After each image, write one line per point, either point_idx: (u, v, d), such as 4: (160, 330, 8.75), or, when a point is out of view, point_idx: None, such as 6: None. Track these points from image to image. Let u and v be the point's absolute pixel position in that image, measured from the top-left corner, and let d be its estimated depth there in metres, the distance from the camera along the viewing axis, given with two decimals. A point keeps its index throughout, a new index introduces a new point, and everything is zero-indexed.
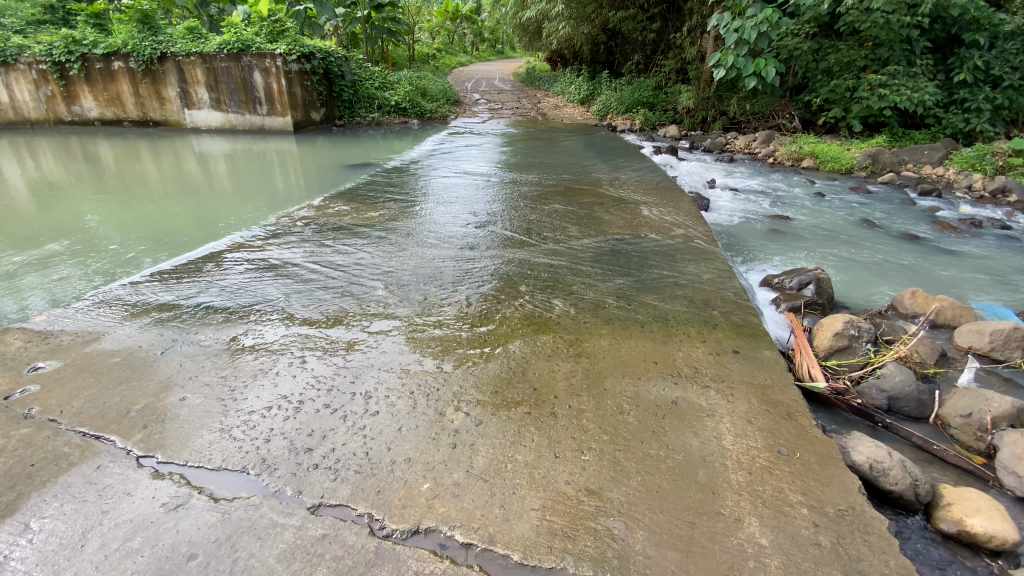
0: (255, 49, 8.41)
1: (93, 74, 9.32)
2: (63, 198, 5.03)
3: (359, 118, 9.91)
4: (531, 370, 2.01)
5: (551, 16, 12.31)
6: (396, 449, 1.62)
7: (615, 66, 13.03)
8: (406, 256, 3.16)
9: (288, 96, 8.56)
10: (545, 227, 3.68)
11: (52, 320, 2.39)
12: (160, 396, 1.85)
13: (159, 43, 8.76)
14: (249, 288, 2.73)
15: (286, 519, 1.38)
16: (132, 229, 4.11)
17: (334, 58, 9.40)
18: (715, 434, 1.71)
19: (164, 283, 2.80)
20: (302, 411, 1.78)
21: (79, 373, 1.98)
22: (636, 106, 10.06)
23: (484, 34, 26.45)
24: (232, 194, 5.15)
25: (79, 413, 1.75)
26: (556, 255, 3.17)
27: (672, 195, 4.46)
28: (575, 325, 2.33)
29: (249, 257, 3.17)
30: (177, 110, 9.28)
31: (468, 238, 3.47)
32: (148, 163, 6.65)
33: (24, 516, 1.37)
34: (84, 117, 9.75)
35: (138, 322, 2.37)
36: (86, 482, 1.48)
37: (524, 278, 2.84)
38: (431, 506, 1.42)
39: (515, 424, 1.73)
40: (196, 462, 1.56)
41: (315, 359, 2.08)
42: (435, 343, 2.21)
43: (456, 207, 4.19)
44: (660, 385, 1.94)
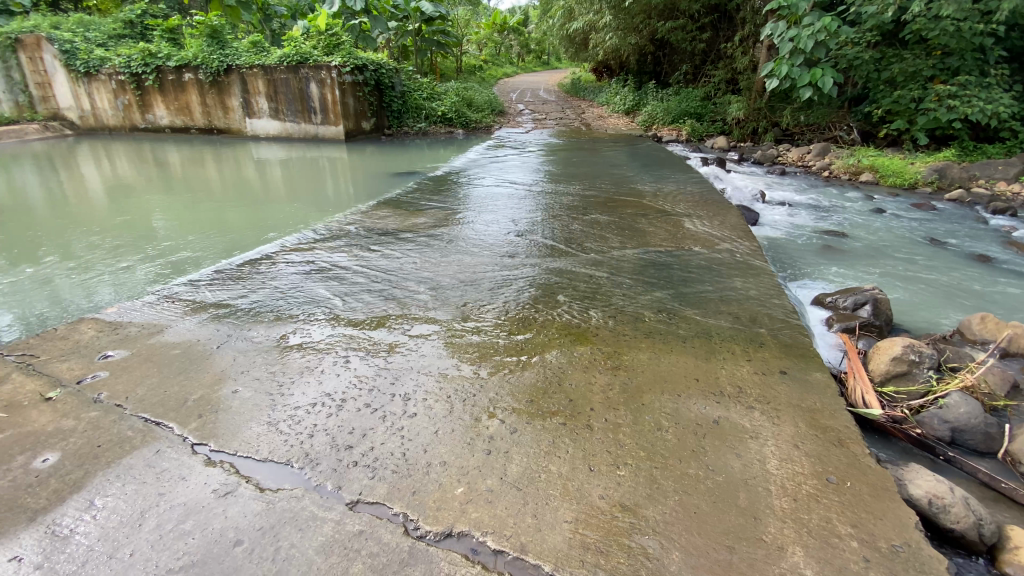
0: (312, 62, 8.78)
1: (166, 85, 10.05)
2: (134, 201, 5.39)
3: (408, 127, 10.24)
4: (567, 380, 2.00)
5: (598, 27, 12.34)
6: (432, 451, 1.65)
7: (662, 77, 12.89)
8: (447, 263, 3.21)
9: (342, 106, 8.96)
10: (584, 237, 3.66)
11: (122, 311, 2.58)
12: (215, 387, 1.96)
13: (225, 56, 9.34)
14: (299, 289, 2.85)
15: (326, 513, 1.42)
16: (193, 231, 4.35)
17: (386, 70, 9.76)
18: (758, 457, 1.65)
19: (219, 283, 2.95)
20: (345, 409, 1.85)
21: (144, 362, 2.12)
22: (683, 116, 9.90)
23: (530, 46, 26.89)
24: (284, 199, 5.40)
25: (143, 400, 1.87)
26: (598, 265, 3.15)
27: (720, 208, 4.36)
28: (614, 338, 2.30)
29: (300, 259, 3.31)
30: (239, 118, 9.85)
31: (509, 246, 3.50)
32: (210, 169, 7.05)
33: (89, 494, 1.47)
34: (155, 124, 10.51)
35: (197, 318, 2.52)
36: (146, 465, 1.58)
37: (563, 287, 2.84)
38: (465, 511, 1.43)
39: (550, 434, 1.73)
40: (244, 452, 1.64)
41: (358, 360, 2.15)
42: (472, 349, 2.23)
43: (497, 216, 4.22)
44: (701, 403, 1.89)
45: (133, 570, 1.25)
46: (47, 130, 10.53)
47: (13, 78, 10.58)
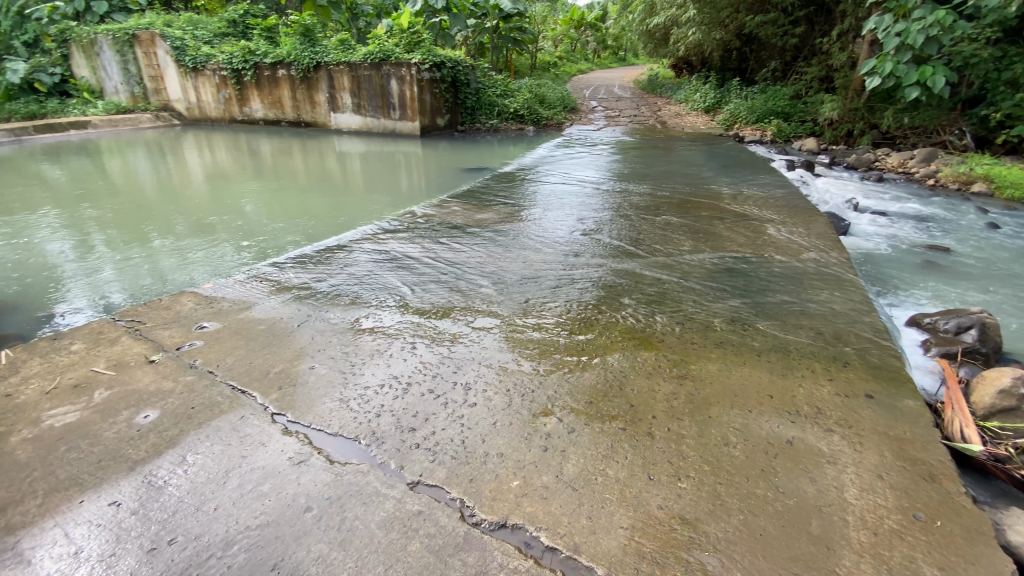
0: (394, 59, 9.13)
1: (262, 80, 10.83)
2: (229, 187, 5.88)
3: (480, 124, 10.43)
4: (629, 385, 1.95)
5: (680, 23, 11.92)
6: (490, 441, 1.68)
7: (747, 73, 12.22)
8: (512, 259, 3.24)
9: (418, 102, 9.28)
10: (654, 239, 3.56)
11: (217, 287, 2.83)
12: (295, 362, 2.10)
13: (315, 53, 9.93)
14: (371, 276, 2.99)
15: (388, 491, 1.48)
16: (278, 217, 4.68)
17: (462, 67, 9.97)
18: (835, 484, 1.53)
19: (301, 266, 3.15)
20: (410, 393, 1.92)
21: (234, 335, 2.31)
22: (768, 115, 9.34)
23: (608, 42, 26.46)
24: (361, 191, 5.67)
25: (232, 369, 2.04)
26: (668, 269, 3.05)
27: (805, 214, 4.07)
28: (681, 345, 2.22)
29: (374, 248, 3.47)
30: (324, 113, 10.46)
31: (575, 245, 3.47)
32: (297, 160, 7.54)
33: (182, 449, 1.62)
34: (251, 117, 11.39)
35: (281, 297, 2.71)
36: (232, 428, 1.72)
37: (629, 289, 2.77)
38: (519, 503, 1.45)
39: (609, 438, 1.69)
40: (317, 426, 1.74)
41: (423, 347, 2.23)
42: (533, 345, 2.24)
43: (564, 214, 4.19)
44: (773, 421, 1.78)
45: (216, 522, 1.37)
46: (158, 120, 11.74)
47: (133, 71, 11.90)
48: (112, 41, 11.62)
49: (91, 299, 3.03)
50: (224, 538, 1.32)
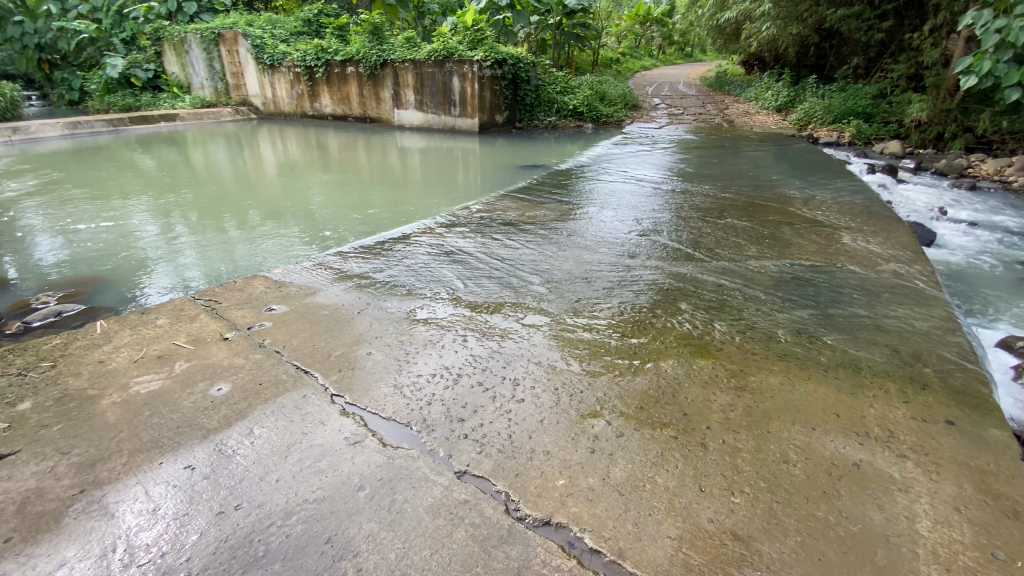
0: (457, 56, 9.28)
1: (332, 77, 11.33)
2: (299, 179, 6.21)
3: (538, 121, 10.45)
4: (683, 393, 1.89)
5: (754, 17, 11.38)
6: (537, 438, 1.68)
7: (825, 70, 11.49)
8: (566, 257, 3.22)
9: (478, 99, 9.41)
10: (715, 242, 3.43)
11: (286, 273, 3.00)
12: (353, 347, 2.19)
13: (382, 51, 10.27)
14: (427, 269, 3.07)
15: (437, 478, 1.52)
16: (342, 209, 4.89)
17: (524, 64, 10.00)
18: (906, 514, 1.42)
19: (362, 256, 3.28)
20: (460, 384, 1.96)
21: (299, 318, 2.44)
22: (846, 116, 8.75)
23: (674, 37, 25.69)
24: (420, 186, 5.82)
25: (296, 350, 2.16)
26: (728, 275, 2.94)
27: (885, 223, 3.79)
28: (740, 355, 2.13)
29: (430, 242, 3.55)
30: (389, 109, 10.80)
31: (630, 246, 3.40)
32: (361, 154, 7.85)
33: (250, 423, 1.73)
34: (320, 112, 11.95)
35: (342, 285, 2.83)
36: (295, 405, 1.82)
37: (686, 294, 2.69)
38: (564, 503, 1.44)
39: (659, 445, 1.65)
40: (372, 409, 1.81)
41: (474, 340, 2.26)
42: (584, 346, 2.22)
43: (620, 214, 4.12)
44: (838, 441, 1.67)
45: (278, 492, 1.45)
46: (237, 114, 12.56)
47: (217, 68, 12.79)
48: (200, 40, 12.53)
49: (173, 280, 3.29)
50: (284, 508, 1.40)
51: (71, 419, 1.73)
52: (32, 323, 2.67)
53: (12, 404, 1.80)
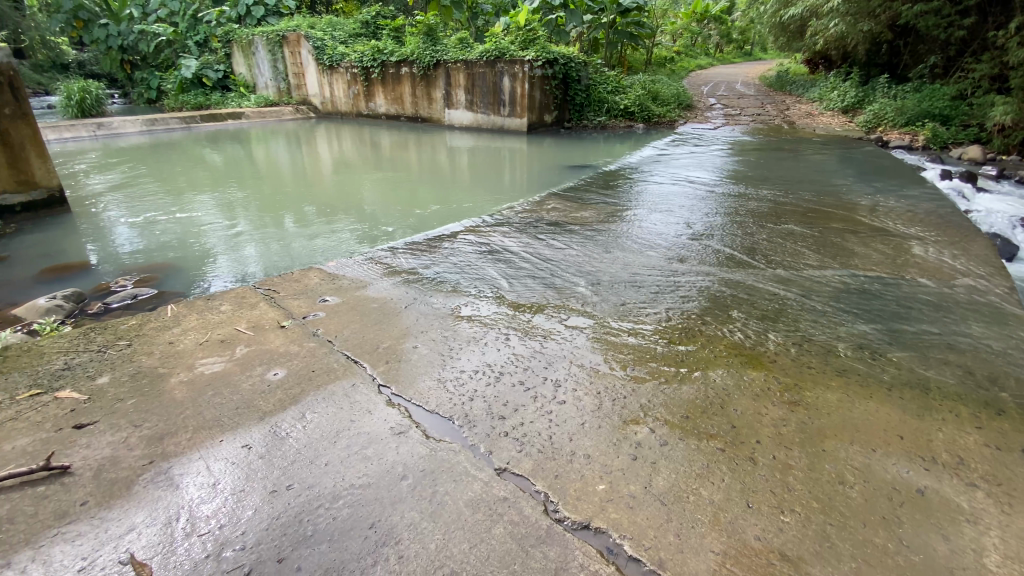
0: (508, 56, 9.32)
1: (387, 77, 11.64)
2: (352, 176, 6.42)
3: (587, 121, 10.41)
4: (731, 405, 1.83)
5: (821, 13, 10.83)
6: (577, 441, 1.67)
7: (898, 69, 10.79)
8: (612, 260, 3.18)
9: (528, 99, 9.43)
10: (770, 249, 3.29)
11: (339, 266, 3.12)
12: (400, 340, 2.25)
13: (436, 52, 10.46)
14: (473, 267, 3.11)
15: (477, 473, 1.54)
16: (391, 206, 5.02)
17: (575, 64, 9.94)
18: (976, 548, 1.31)
19: (411, 253, 3.36)
20: (502, 382, 1.97)
21: (350, 310, 2.53)
22: (920, 118, 8.19)
23: (732, 35, 24.84)
24: (467, 185, 5.90)
25: (347, 340, 2.24)
26: (783, 283, 2.81)
27: (961, 233, 3.52)
28: (794, 368, 2.04)
29: (477, 240, 3.59)
30: (440, 108, 11.00)
31: (679, 250, 3.31)
32: (411, 153, 8.03)
33: (302, 407, 1.81)
34: (375, 111, 12.34)
35: (391, 280, 2.91)
36: (344, 393, 1.89)
37: (738, 302, 2.59)
38: (604, 508, 1.42)
39: (705, 456, 1.60)
40: (417, 401, 1.86)
41: (516, 339, 2.27)
42: (629, 350, 2.18)
43: (669, 216, 4.02)
44: (901, 465, 1.57)
45: (326, 476, 1.51)
46: (298, 112, 13.14)
47: (280, 69, 13.42)
48: (265, 42, 13.18)
49: (233, 270, 3.48)
50: (332, 492, 1.45)
51: (144, 394, 1.87)
52: (112, 304, 2.90)
53: (93, 378, 1.97)
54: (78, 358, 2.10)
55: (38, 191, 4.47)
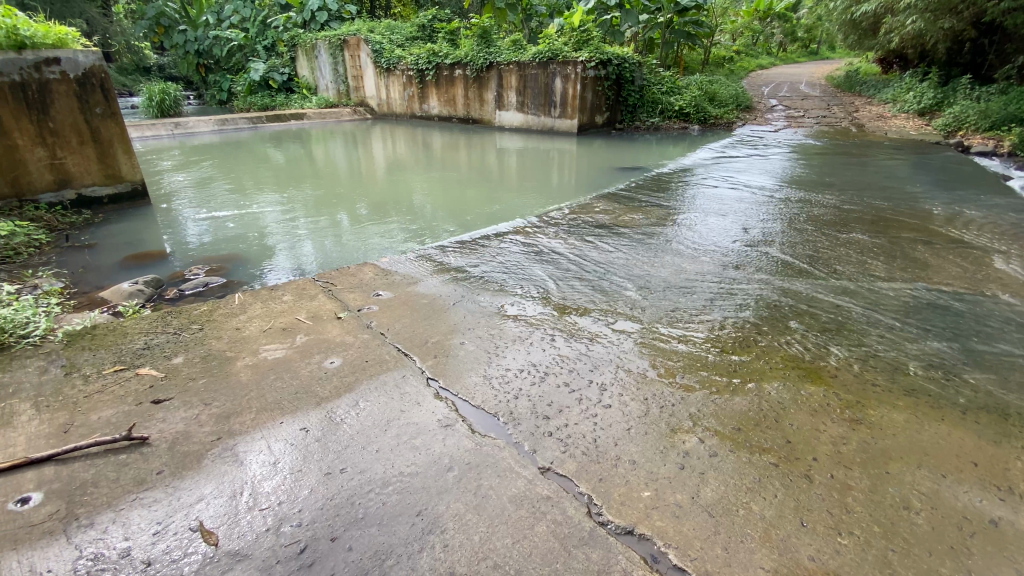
0: (561, 57, 9.30)
1: (441, 79, 11.88)
2: (404, 176, 6.60)
3: (640, 122, 10.26)
4: (787, 419, 1.75)
5: (896, 10, 10.21)
6: (622, 446, 1.65)
7: (982, 70, 9.99)
8: (662, 264, 3.11)
9: (580, 100, 9.39)
10: (832, 258, 3.13)
11: (391, 262, 3.22)
12: (448, 336, 2.30)
13: (490, 54, 10.56)
14: (521, 267, 3.13)
15: (521, 470, 1.55)
16: (441, 206, 5.13)
17: (629, 64, 9.82)
18: None
19: (460, 251, 3.42)
20: (547, 382, 1.98)
21: (401, 305, 2.61)
22: (1005, 123, 7.33)
23: (797, 33, 23.76)
24: (515, 185, 5.94)
25: (398, 333, 2.32)
26: (845, 294, 2.67)
27: None
28: (856, 384, 1.93)
29: (525, 241, 3.61)
30: (491, 110, 11.12)
31: (733, 256, 3.21)
32: (461, 154, 8.17)
33: (355, 396, 1.88)
34: (428, 113, 12.63)
35: (440, 277, 2.98)
36: (395, 383, 1.96)
37: (796, 312, 2.48)
38: (649, 515, 1.40)
39: (757, 470, 1.55)
40: (463, 397, 1.89)
41: (562, 340, 2.27)
42: (678, 357, 2.14)
43: (724, 221, 3.90)
44: (976, 495, 1.45)
45: (377, 462, 1.57)
46: (355, 114, 13.64)
47: (340, 72, 13.98)
48: (328, 46, 13.74)
49: (292, 264, 3.66)
50: (382, 478, 1.51)
51: (214, 375, 2.00)
52: (186, 290, 3.13)
53: (169, 358, 2.13)
54: (157, 339, 2.28)
55: (123, 184, 4.87)
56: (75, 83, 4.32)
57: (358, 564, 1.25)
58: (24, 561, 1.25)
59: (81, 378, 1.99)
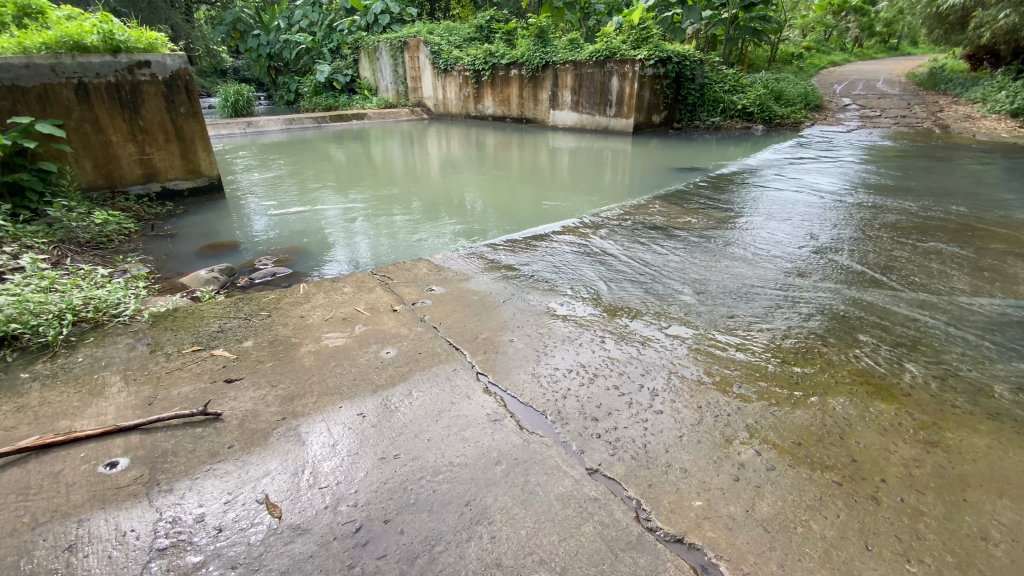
0: (619, 56, 9.15)
1: (496, 79, 11.97)
2: (457, 175, 6.72)
3: (699, 122, 10.00)
4: (853, 436, 1.66)
5: (989, 3, 9.41)
6: (673, 453, 1.61)
7: None
8: (719, 269, 3.01)
9: (637, 99, 9.22)
10: (909, 268, 2.92)
11: (444, 259, 3.29)
12: (498, 333, 2.33)
13: (546, 53, 10.54)
14: (571, 267, 3.12)
15: (569, 469, 1.55)
16: (493, 205, 5.19)
17: (689, 62, 9.56)
18: None
19: (511, 250, 3.44)
20: (596, 384, 1.96)
21: (454, 300, 2.67)
22: None
23: (875, 27, 22.25)
24: (568, 185, 5.90)
25: (449, 327, 2.37)
26: (922, 307, 2.48)
27: None
28: (932, 405, 1.79)
29: (576, 241, 3.59)
30: (545, 110, 11.12)
31: (797, 263, 3.05)
32: (514, 154, 8.21)
33: (408, 386, 1.94)
34: (483, 112, 12.79)
35: (492, 274, 3.02)
36: (446, 375, 2.01)
37: (865, 325, 2.33)
38: (700, 525, 1.37)
39: (819, 488, 1.47)
40: (512, 393, 1.91)
41: (612, 342, 2.24)
42: (735, 366, 2.06)
43: (787, 226, 3.71)
44: None
45: (428, 450, 1.62)
46: (413, 114, 14.01)
47: (400, 73, 14.40)
48: (389, 48, 14.19)
49: (350, 258, 3.81)
50: (433, 467, 1.55)
51: (281, 359, 2.13)
52: (256, 279, 3.34)
53: (240, 341, 2.28)
54: (230, 323, 2.45)
55: (202, 179, 5.25)
56: (163, 84, 4.71)
57: (409, 548, 1.29)
58: (112, 518, 1.38)
59: (164, 356, 2.17)
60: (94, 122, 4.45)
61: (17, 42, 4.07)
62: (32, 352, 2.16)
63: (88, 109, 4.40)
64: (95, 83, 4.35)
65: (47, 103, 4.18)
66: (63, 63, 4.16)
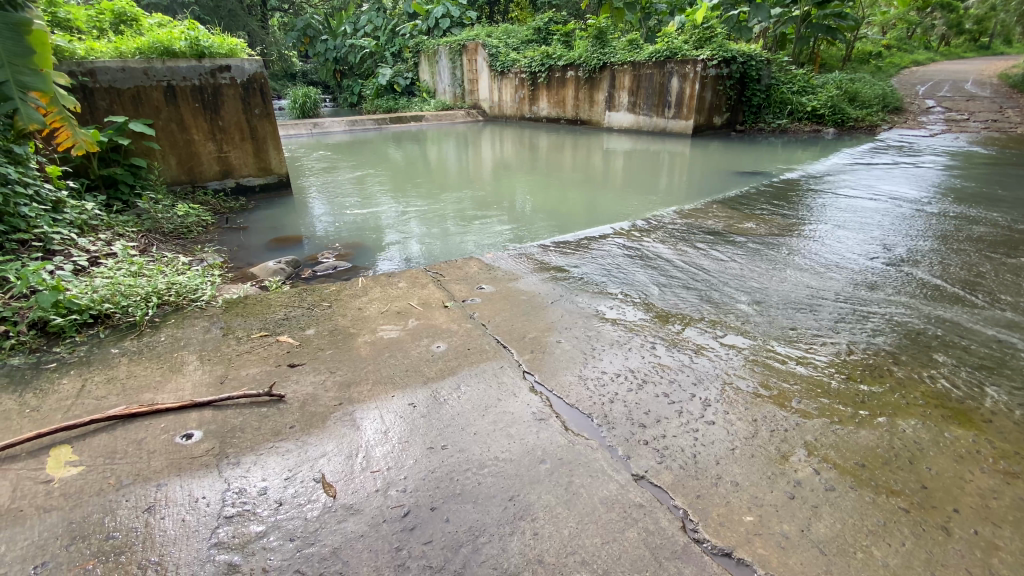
0: (680, 56, 8.94)
1: (553, 81, 11.97)
2: (510, 177, 6.79)
3: (763, 124, 9.58)
4: (923, 461, 1.55)
5: None
6: (724, 466, 1.57)
7: None
8: (779, 278, 2.89)
9: (697, 100, 8.95)
10: (996, 284, 2.69)
11: (495, 258, 3.34)
12: (546, 333, 2.34)
13: (604, 54, 10.45)
14: (622, 270, 3.08)
15: (614, 474, 1.54)
16: (544, 207, 5.21)
17: (756, 62, 9.22)
18: None
19: (562, 251, 3.45)
20: (644, 390, 1.93)
21: (503, 299, 2.71)
22: None
23: (965, 24, 20.56)
24: (620, 188, 5.83)
25: (498, 325, 2.41)
26: (1010, 327, 2.27)
27: None
28: (1017, 433, 1.64)
29: (628, 244, 3.54)
30: (601, 111, 11.01)
31: (866, 274, 2.88)
32: (567, 156, 8.20)
33: (456, 381, 1.99)
34: (538, 114, 12.82)
35: (541, 275, 3.03)
36: (494, 372, 2.04)
37: (942, 343, 2.16)
38: (750, 540, 1.32)
39: (882, 513, 1.38)
40: (558, 394, 1.92)
41: (663, 349, 2.20)
42: (795, 380, 1.97)
43: (856, 235, 3.50)
44: None
45: (475, 444, 1.65)
46: (469, 116, 14.25)
47: (458, 75, 14.68)
48: (449, 51, 14.50)
49: (404, 255, 3.95)
50: (478, 460, 1.58)
51: (339, 348, 2.23)
52: (318, 272, 3.52)
53: (303, 329, 2.41)
54: (294, 312, 2.60)
55: (272, 176, 5.58)
56: (241, 87, 5.05)
57: (453, 536, 1.33)
58: (186, 485, 1.51)
59: (235, 339, 2.33)
60: (179, 122, 4.85)
61: (114, 48, 4.48)
62: (121, 330, 2.38)
63: (175, 110, 4.80)
64: (181, 85, 4.75)
65: (140, 104, 4.60)
66: (154, 67, 4.56)
